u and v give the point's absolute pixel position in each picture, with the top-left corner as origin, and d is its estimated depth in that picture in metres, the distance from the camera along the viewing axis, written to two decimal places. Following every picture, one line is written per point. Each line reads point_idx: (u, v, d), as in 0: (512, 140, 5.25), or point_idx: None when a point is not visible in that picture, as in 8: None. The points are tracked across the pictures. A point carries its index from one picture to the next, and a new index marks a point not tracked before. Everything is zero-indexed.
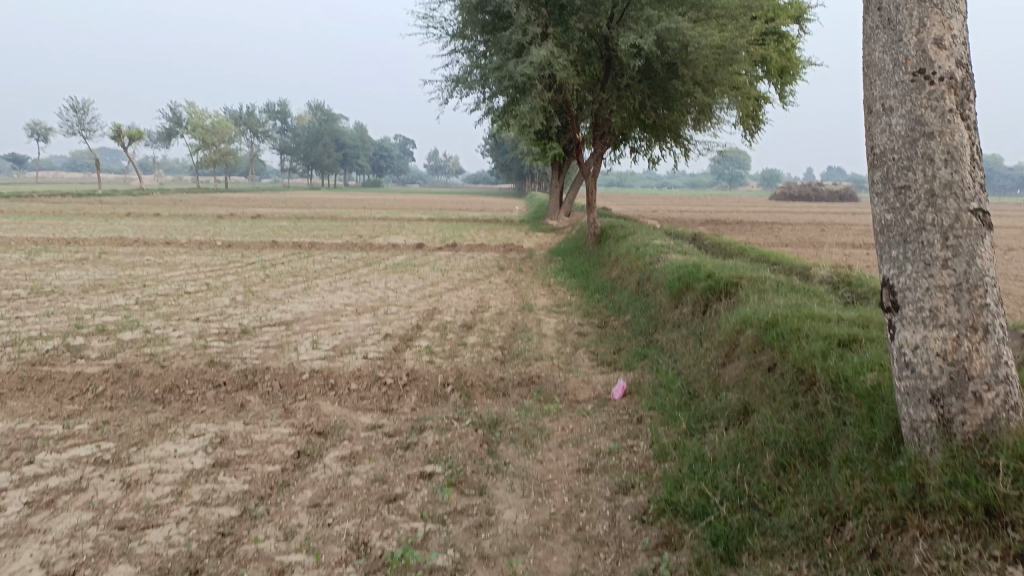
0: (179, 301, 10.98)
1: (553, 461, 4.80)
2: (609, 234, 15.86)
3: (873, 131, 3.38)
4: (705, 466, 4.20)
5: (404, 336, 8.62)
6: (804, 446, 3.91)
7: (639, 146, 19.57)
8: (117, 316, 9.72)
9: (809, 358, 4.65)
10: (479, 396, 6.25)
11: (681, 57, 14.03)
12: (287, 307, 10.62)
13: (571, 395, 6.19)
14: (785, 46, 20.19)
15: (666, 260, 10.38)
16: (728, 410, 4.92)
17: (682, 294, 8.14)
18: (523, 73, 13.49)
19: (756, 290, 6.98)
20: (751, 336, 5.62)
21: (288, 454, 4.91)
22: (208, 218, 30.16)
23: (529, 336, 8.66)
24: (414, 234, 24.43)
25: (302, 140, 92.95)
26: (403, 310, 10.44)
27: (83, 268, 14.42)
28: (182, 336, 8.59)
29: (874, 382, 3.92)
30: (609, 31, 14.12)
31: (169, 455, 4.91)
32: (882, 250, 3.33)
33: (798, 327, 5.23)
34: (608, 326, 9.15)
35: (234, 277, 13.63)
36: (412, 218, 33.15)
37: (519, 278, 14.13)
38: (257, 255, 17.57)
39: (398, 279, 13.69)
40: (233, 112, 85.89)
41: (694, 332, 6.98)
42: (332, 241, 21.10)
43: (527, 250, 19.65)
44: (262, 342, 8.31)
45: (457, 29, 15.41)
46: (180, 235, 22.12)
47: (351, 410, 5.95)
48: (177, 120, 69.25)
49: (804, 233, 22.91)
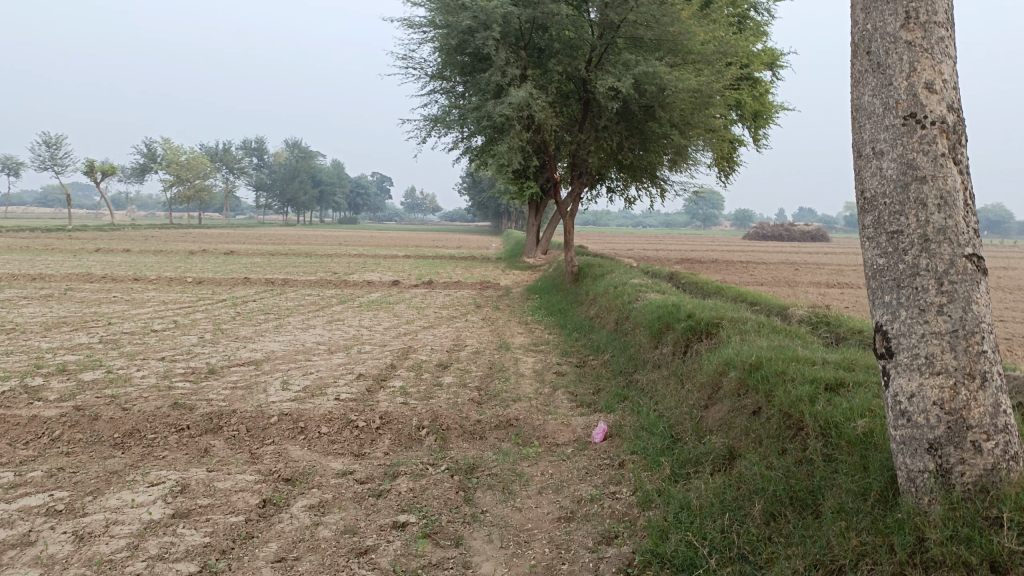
0: (146, 339, 10.66)
1: (532, 508, 4.60)
2: (586, 272, 15.79)
3: (862, 174, 3.34)
4: (691, 515, 4.03)
5: (378, 376, 8.40)
6: (794, 495, 3.76)
7: (616, 185, 19.67)
8: (79, 355, 9.38)
9: (796, 402, 4.52)
10: (454, 440, 6.05)
11: (658, 101, 14.11)
12: (258, 346, 10.34)
13: (550, 438, 6.01)
14: (758, 91, 20.53)
15: (644, 299, 10.30)
16: (713, 454, 4.77)
17: (662, 333, 8.03)
18: (501, 114, 13.47)
19: (737, 330, 6.89)
20: (735, 378, 5.49)
21: (253, 503, 4.66)
22: (180, 254, 29.71)
23: (506, 376, 8.48)
24: (389, 271, 24.23)
25: (277, 177, 92.71)
26: (378, 350, 10.22)
27: (46, 305, 14.02)
28: (147, 376, 8.29)
29: (865, 429, 3.81)
30: (588, 73, 14.25)
31: (126, 505, 4.63)
32: (874, 294, 3.25)
33: (783, 370, 5.13)
34: (587, 365, 9.00)
35: (203, 315, 13.32)
36: (388, 255, 32.99)
37: (495, 317, 13.96)
38: (228, 292, 17.25)
39: (372, 317, 13.45)
40: (208, 149, 85.54)
41: (675, 373, 6.85)
42: (306, 278, 20.84)
43: (504, 287, 19.52)
44: (230, 383, 8.04)
45: (435, 70, 15.48)
46: (150, 271, 21.70)
47: (322, 454, 5.72)
48: (151, 155, 68.76)
49: (778, 272, 23.04)
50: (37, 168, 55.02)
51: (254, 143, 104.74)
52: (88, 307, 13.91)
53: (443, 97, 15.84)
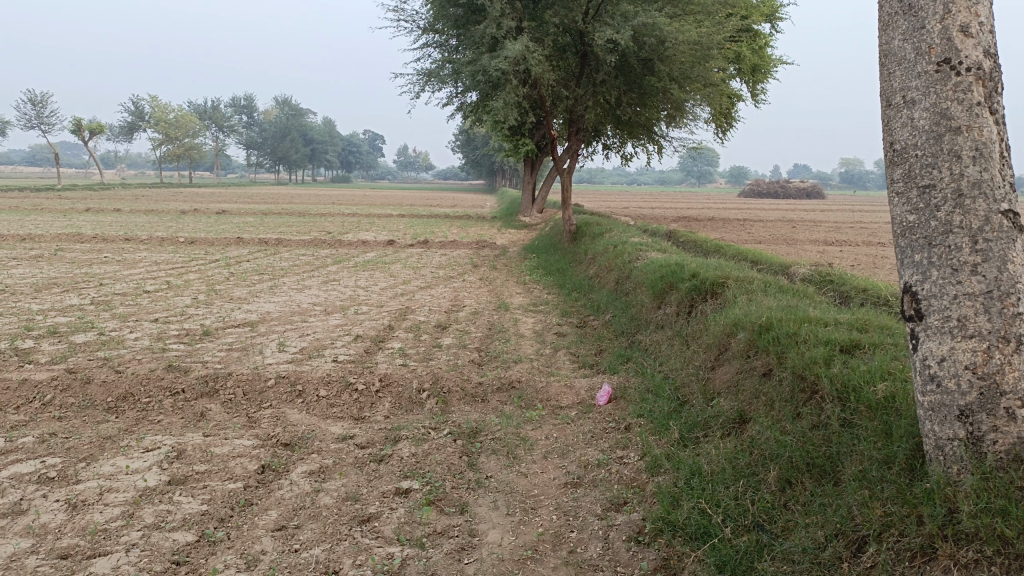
0: (138, 300, 10.46)
1: (538, 474, 4.49)
2: (585, 231, 15.55)
3: (892, 125, 3.15)
4: (703, 482, 3.92)
5: (376, 337, 8.25)
6: (811, 461, 3.65)
7: (612, 143, 19.41)
8: (70, 317, 9.19)
9: (810, 363, 4.39)
10: (456, 403, 5.92)
11: (657, 54, 13.75)
12: (252, 307, 10.16)
13: (554, 401, 5.89)
14: (757, 44, 20.16)
15: (645, 258, 10.11)
16: (722, 418, 4.66)
17: (665, 293, 7.88)
18: (497, 68, 13.11)
19: (743, 290, 6.74)
20: (744, 340, 5.35)
21: (252, 470, 4.54)
22: (172, 214, 29.25)
23: (506, 337, 8.34)
24: (383, 230, 23.98)
25: (269, 135, 91.57)
26: (375, 310, 10.05)
27: (36, 266, 13.77)
28: (140, 338, 8.12)
29: (886, 394, 3.68)
30: (585, 25, 13.74)
31: (120, 472, 4.50)
32: (904, 253, 3.10)
33: (795, 330, 4.98)
34: (588, 326, 8.85)
35: (196, 275, 13.11)
36: (382, 214, 32.62)
37: (493, 276, 13.76)
38: (221, 252, 17.00)
39: (368, 277, 13.26)
40: (197, 107, 84.15)
41: (680, 334, 6.74)
42: (299, 238, 20.55)
43: (500, 246, 19.31)
44: (225, 345, 7.88)
45: (429, 23, 15.09)
46: (141, 231, 21.37)
47: (320, 418, 5.59)
48: (139, 113, 67.56)
49: (775, 229, 22.87)
50: (23, 126, 53.99)
51: (243, 100, 103.01)
52: (78, 267, 13.66)
53: (438, 51, 15.46)
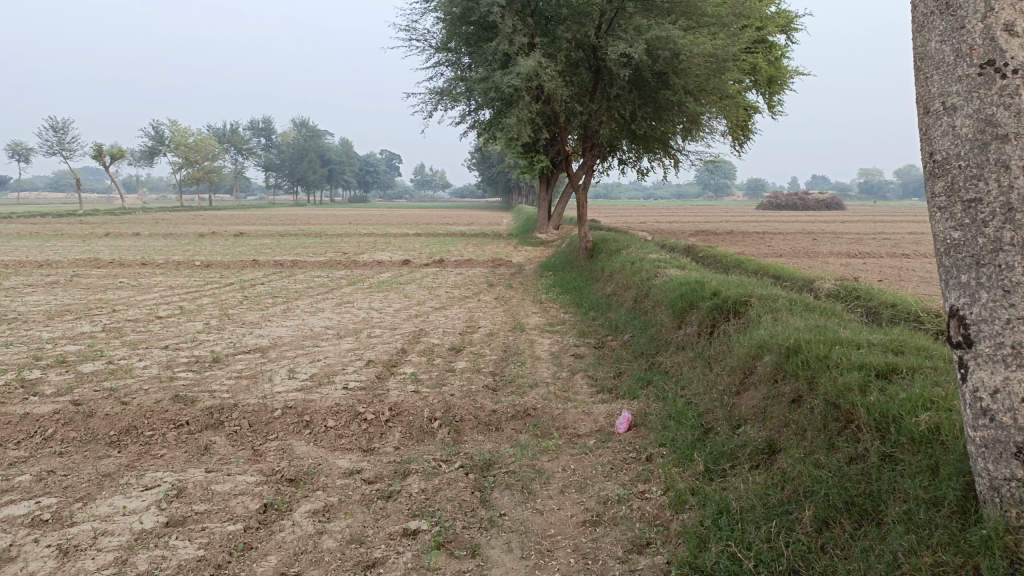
0: (149, 326, 10.33)
1: (555, 511, 4.22)
2: (602, 247, 15.30)
3: (932, 134, 2.90)
4: (732, 521, 3.66)
5: (388, 362, 8.03)
6: (850, 500, 3.37)
7: (628, 158, 19.21)
8: (80, 345, 9.06)
9: (844, 391, 4.10)
10: (469, 432, 5.67)
11: (672, 67, 13.54)
12: (264, 332, 10.00)
13: (571, 429, 5.62)
14: (774, 55, 19.94)
15: (664, 275, 9.84)
16: (750, 448, 4.39)
17: (686, 313, 7.59)
18: (510, 84, 12.96)
19: (768, 309, 6.45)
20: (770, 363, 5.07)
21: (254, 509, 4.31)
22: (190, 237, 29.32)
23: (522, 360, 8.09)
24: (399, 250, 23.87)
25: (287, 157, 92.29)
26: (388, 333, 9.85)
27: (51, 292, 13.72)
28: (148, 367, 7.96)
29: (931, 425, 3.39)
30: (598, 40, 13.56)
31: (117, 513, 4.30)
32: (949, 274, 2.83)
33: (826, 352, 4.69)
34: (607, 347, 8.58)
35: (210, 299, 13.00)
36: (398, 233, 32.54)
37: (509, 296, 13.53)
38: (236, 275, 16.93)
39: (382, 299, 13.08)
40: (216, 130, 85.02)
41: (702, 356, 6.46)
42: (315, 259, 20.46)
43: (517, 264, 19.11)
44: (234, 372, 7.70)
45: (441, 41, 15.00)
46: (158, 255, 21.38)
47: (328, 451, 5.37)
48: (159, 137, 68.30)
49: (796, 242, 22.49)
50: (46, 153, 54.61)
51: (261, 123, 103.89)
52: (92, 294, 13.60)
53: (450, 69, 15.36)
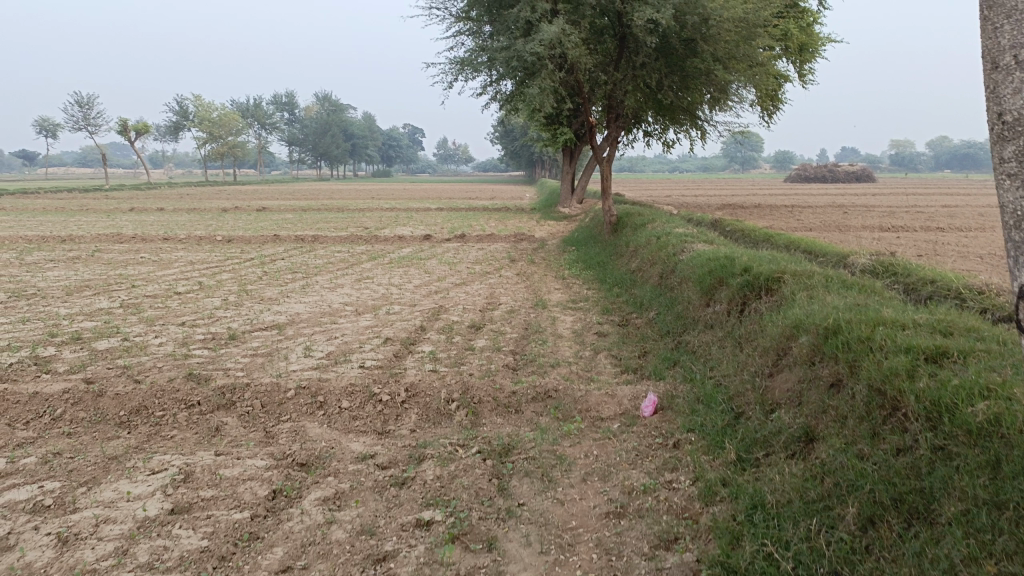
0: (167, 303, 10.22)
1: (577, 501, 3.99)
2: (626, 221, 14.95)
3: (1000, 92, 2.58)
4: (768, 517, 3.43)
5: (407, 340, 7.83)
6: (897, 496, 3.12)
7: (653, 129, 18.77)
8: (96, 321, 8.97)
9: (890, 376, 3.79)
10: (488, 415, 5.45)
11: (700, 33, 13.06)
12: (282, 308, 9.85)
13: (593, 412, 5.37)
14: (805, 22, 19.30)
15: (690, 250, 9.53)
16: (785, 436, 4.13)
17: (714, 290, 7.27)
18: (533, 52, 12.59)
19: (802, 286, 6.13)
20: (807, 344, 4.76)
21: (262, 495, 4.13)
22: (213, 212, 29.27)
23: (543, 338, 7.84)
24: (421, 224, 23.62)
25: (310, 131, 92.17)
26: (407, 310, 9.64)
27: (72, 268, 13.67)
28: (163, 344, 7.82)
29: (989, 415, 3.09)
30: (623, 6, 13.12)
31: (121, 498, 4.14)
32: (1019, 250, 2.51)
33: (868, 334, 4.36)
34: (631, 325, 8.30)
35: (228, 275, 12.89)
36: (421, 208, 32.29)
37: (531, 271, 13.27)
38: (257, 250, 16.81)
39: (402, 274, 12.87)
40: (240, 105, 84.98)
41: (732, 336, 6.17)
42: (336, 234, 20.29)
43: (539, 239, 18.80)
44: (250, 350, 7.54)
45: (462, 10, 14.60)
46: (179, 230, 21.33)
47: (341, 433, 5.18)
48: (184, 112, 68.43)
49: (826, 216, 21.92)
50: (73, 128, 54.83)
51: (284, 97, 103.81)
52: (113, 269, 13.55)
53: (471, 39, 14.98)
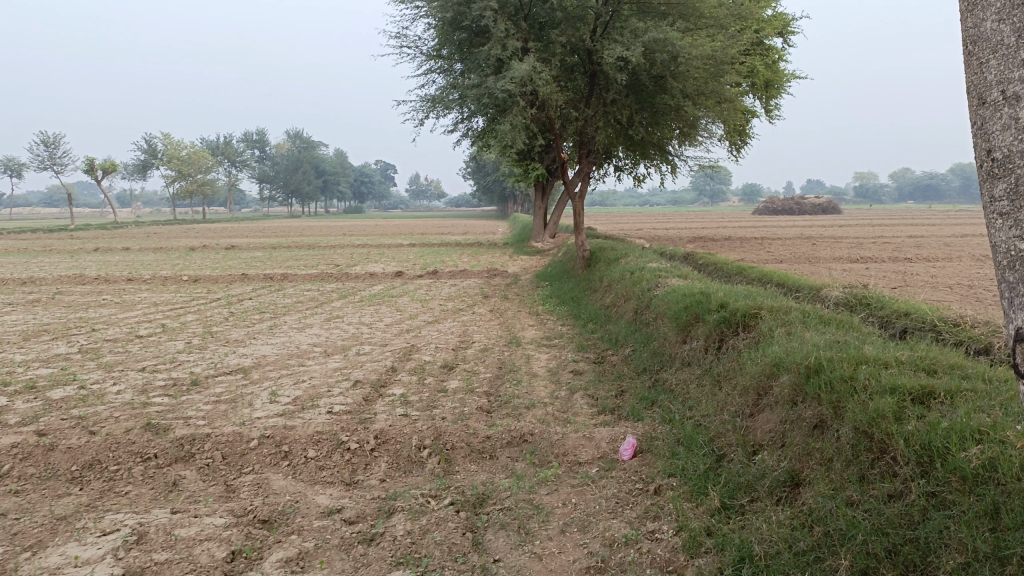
0: (128, 347, 9.87)
1: (556, 555, 3.79)
2: (599, 256, 14.89)
3: (990, 128, 2.52)
4: (757, 571, 3.26)
5: (377, 382, 7.59)
6: (892, 546, 2.98)
7: (624, 164, 18.86)
8: (53, 368, 8.60)
9: (876, 419, 3.66)
10: (461, 462, 5.24)
11: (670, 70, 13.17)
12: (248, 351, 9.55)
13: (570, 456, 5.18)
14: (770, 59, 19.64)
15: (665, 285, 9.45)
16: (770, 480, 3.97)
17: (691, 327, 7.16)
18: (504, 89, 12.56)
19: (779, 322, 6.04)
20: (788, 384, 4.63)
21: (220, 558, 3.87)
22: (180, 251, 28.83)
23: (518, 378, 7.64)
24: (392, 261, 23.42)
25: (281, 168, 91.84)
26: (378, 350, 9.40)
27: (30, 311, 13.24)
28: (122, 392, 7.50)
29: (984, 461, 2.97)
30: (593, 43, 13.27)
31: (68, 564, 3.86)
32: (1016, 290, 2.41)
33: (851, 374, 4.24)
34: (607, 362, 8.15)
35: (194, 316, 12.55)
36: (393, 244, 32.16)
37: (504, 308, 13.11)
38: (224, 290, 16.46)
39: (373, 313, 12.63)
40: (210, 143, 84.53)
41: (709, 374, 6.04)
42: (306, 272, 19.99)
43: (512, 274, 18.68)
44: (213, 396, 7.24)
45: (433, 47, 14.58)
46: (145, 271, 20.88)
47: (307, 485, 4.93)
48: (152, 150, 67.83)
49: (795, 248, 22.11)
50: (38, 167, 53.98)
51: (254, 135, 103.62)
52: (74, 312, 13.13)
53: (442, 76, 14.87)
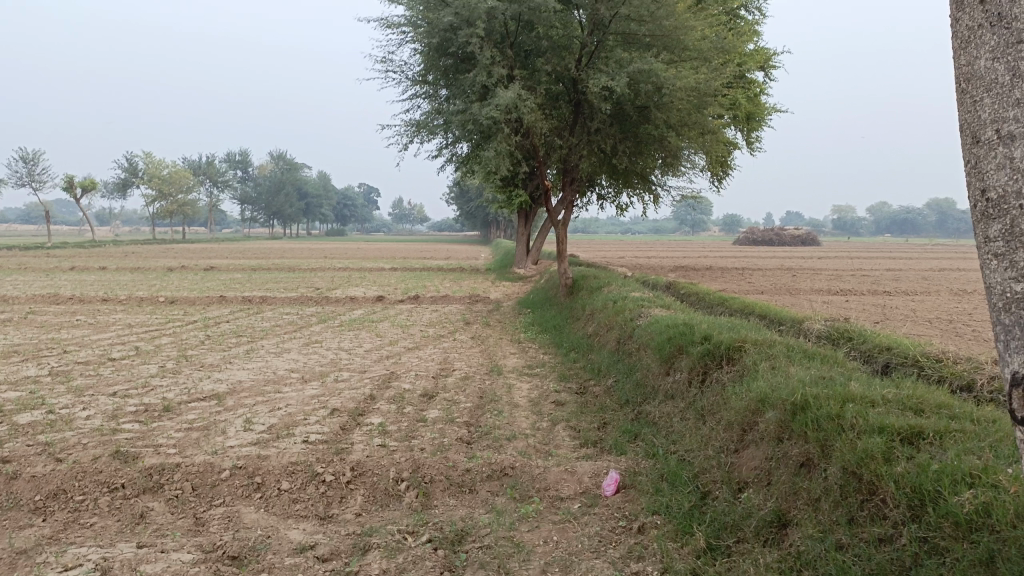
0: (100, 370, 9.62)
1: None
2: (582, 284, 14.85)
3: (983, 168, 2.48)
4: None
5: (355, 411, 7.43)
6: None
7: (607, 192, 18.92)
8: (20, 392, 8.35)
9: (865, 459, 3.59)
10: (440, 496, 5.10)
11: (654, 101, 13.25)
12: (224, 376, 9.35)
13: (552, 491, 5.07)
14: (752, 92, 19.87)
15: (647, 315, 9.40)
16: (756, 520, 3.88)
17: (674, 358, 7.09)
18: (489, 117, 12.53)
19: (764, 356, 5.98)
20: (774, 420, 4.55)
21: None
22: (158, 272, 28.50)
23: (499, 408, 7.52)
24: (373, 286, 23.28)
25: (263, 190, 91.50)
26: (357, 377, 9.24)
27: (0, 331, 12.93)
28: (91, 417, 7.28)
29: (977, 506, 2.91)
30: (578, 73, 13.39)
31: None
32: (1013, 335, 2.36)
33: (838, 412, 4.18)
34: (589, 393, 8.05)
35: (169, 339, 12.31)
36: (374, 267, 32.00)
37: (485, 335, 12.99)
38: (201, 312, 16.21)
39: (352, 338, 12.47)
40: (192, 163, 84.14)
41: (693, 407, 5.96)
42: (285, 295, 19.78)
43: (493, 301, 18.58)
44: (186, 423, 7.04)
45: (418, 73, 14.57)
46: (120, 291, 20.56)
47: (279, 519, 4.77)
48: (133, 169, 67.33)
49: (775, 279, 22.23)
50: (15, 184, 53.33)
51: (237, 156, 103.36)
52: (45, 333, 12.84)
53: (427, 102, 14.85)
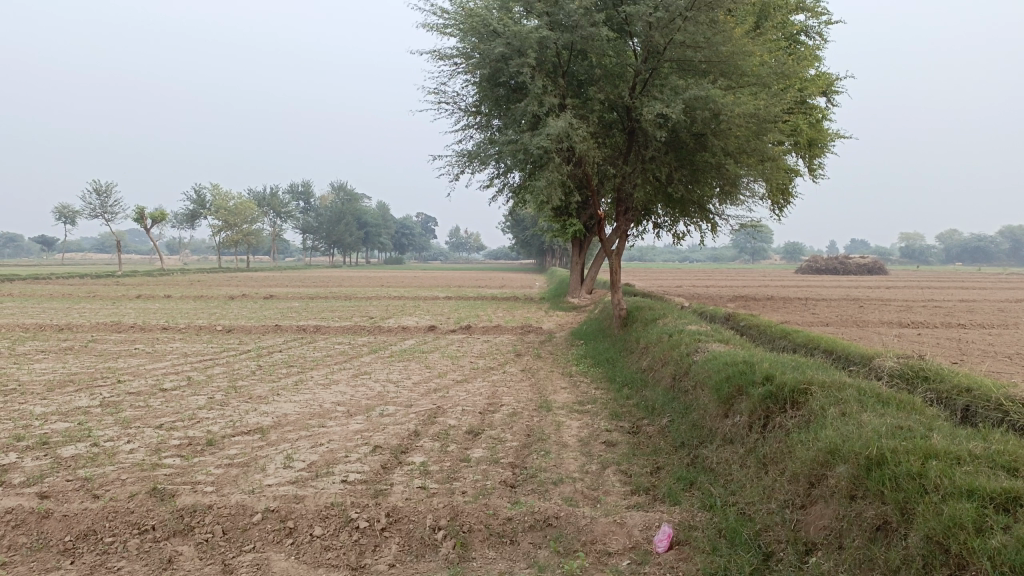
0: (149, 401, 9.62)
1: None
2: (636, 315, 14.40)
3: None
4: None
5: (397, 449, 7.17)
6: None
7: (663, 221, 18.48)
8: (70, 423, 8.37)
9: (953, 528, 3.16)
10: (478, 547, 4.78)
11: (711, 128, 12.84)
12: (270, 408, 9.23)
13: (599, 545, 4.70)
14: (814, 117, 19.28)
15: (705, 350, 8.95)
16: None
17: (733, 399, 6.65)
18: (540, 146, 12.31)
19: (832, 399, 5.52)
20: (846, 476, 4.11)
21: None
22: (219, 300, 29.07)
23: (546, 448, 7.16)
24: (428, 315, 23.21)
25: (324, 220, 93.38)
26: (402, 412, 9.00)
27: (60, 360, 13.15)
28: (135, 451, 7.20)
29: None
30: (631, 100, 13.12)
31: None
32: None
33: (920, 469, 3.72)
34: (642, 433, 7.64)
35: (221, 369, 12.34)
36: (429, 296, 32.04)
37: (536, 368, 12.65)
38: (256, 342, 16.29)
39: (402, 370, 12.27)
40: (256, 195, 86.51)
41: (755, 454, 5.52)
42: (339, 324, 19.82)
43: (547, 331, 18.25)
44: (226, 459, 6.89)
45: (470, 103, 14.50)
46: (181, 320, 20.92)
47: (309, 569, 4.52)
48: (200, 201, 69.52)
49: (841, 309, 21.34)
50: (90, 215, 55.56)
51: (300, 187, 105.96)
52: (103, 362, 13.02)
53: (479, 132, 14.74)
